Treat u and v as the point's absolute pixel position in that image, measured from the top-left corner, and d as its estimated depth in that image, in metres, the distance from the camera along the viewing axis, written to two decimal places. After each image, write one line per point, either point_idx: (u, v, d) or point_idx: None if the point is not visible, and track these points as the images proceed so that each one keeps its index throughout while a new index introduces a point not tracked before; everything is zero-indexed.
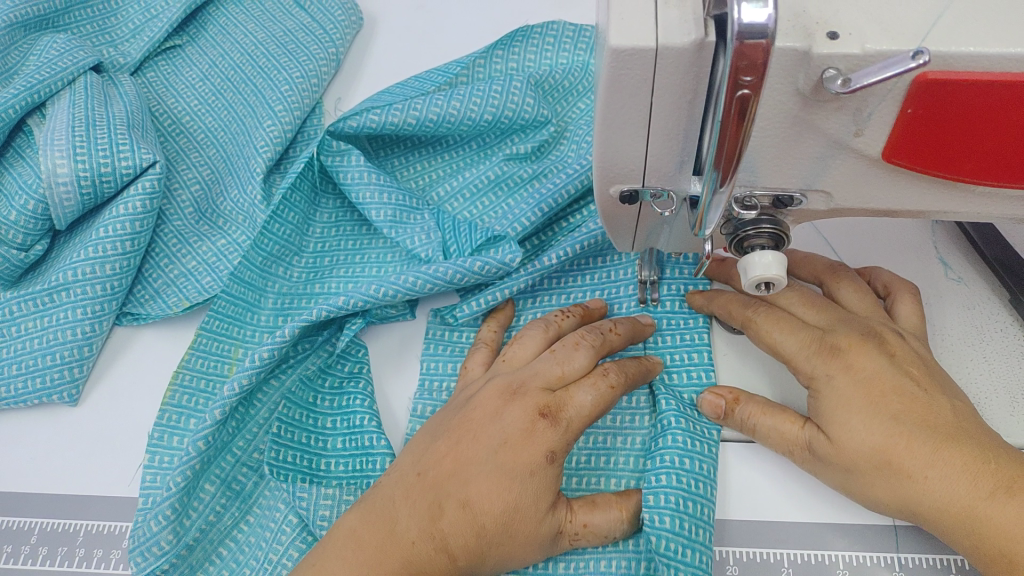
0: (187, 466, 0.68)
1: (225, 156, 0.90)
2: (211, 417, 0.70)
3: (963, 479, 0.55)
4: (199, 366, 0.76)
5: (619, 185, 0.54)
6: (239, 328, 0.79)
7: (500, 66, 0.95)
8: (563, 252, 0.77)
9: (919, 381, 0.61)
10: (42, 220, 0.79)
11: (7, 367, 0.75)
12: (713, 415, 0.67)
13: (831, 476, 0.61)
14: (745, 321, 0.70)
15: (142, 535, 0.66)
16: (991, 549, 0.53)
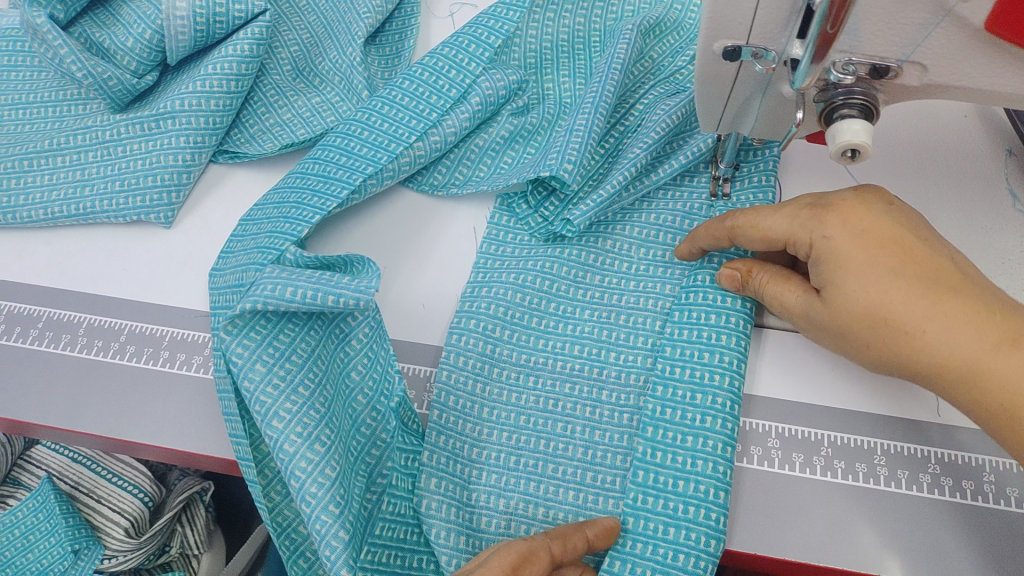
0: (290, 397, 0.66)
1: (325, 22, 0.93)
2: (286, 372, 0.67)
3: (968, 330, 0.56)
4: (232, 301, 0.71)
5: (724, 42, 0.57)
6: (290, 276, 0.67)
7: (518, 56, 0.90)
8: (661, 121, 0.81)
9: (918, 234, 0.62)
10: (156, 52, 0.84)
11: (112, 184, 0.81)
12: (732, 288, 0.69)
13: (822, 338, 0.65)
14: (728, 229, 0.67)
15: (279, 428, 0.65)
16: (993, 407, 0.56)
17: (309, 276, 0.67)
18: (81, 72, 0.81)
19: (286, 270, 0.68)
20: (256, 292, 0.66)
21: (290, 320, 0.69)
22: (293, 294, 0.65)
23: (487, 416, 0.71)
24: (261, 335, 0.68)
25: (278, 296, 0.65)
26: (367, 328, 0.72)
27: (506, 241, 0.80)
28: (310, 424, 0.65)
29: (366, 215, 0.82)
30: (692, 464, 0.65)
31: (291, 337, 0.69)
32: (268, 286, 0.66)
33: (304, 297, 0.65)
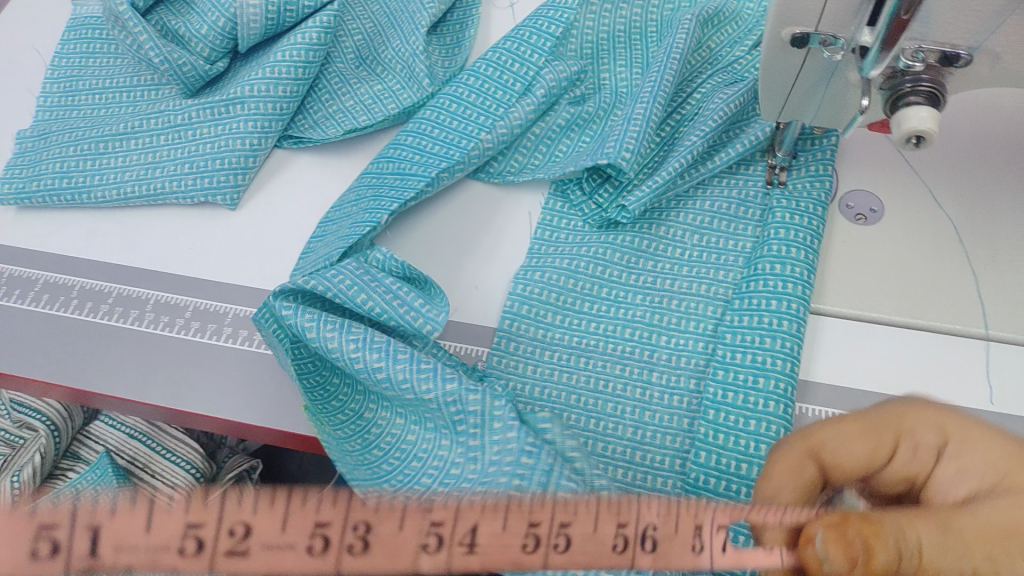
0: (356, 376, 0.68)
1: (388, 12, 0.94)
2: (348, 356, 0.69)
3: None
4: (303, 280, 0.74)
5: (793, 28, 0.58)
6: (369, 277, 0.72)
7: (574, 45, 0.90)
8: (719, 110, 0.82)
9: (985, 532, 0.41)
10: (228, 39, 0.87)
11: (182, 166, 0.84)
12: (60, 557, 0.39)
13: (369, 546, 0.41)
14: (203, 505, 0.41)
15: None
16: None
17: (383, 288, 0.71)
18: (158, 58, 0.84)
19: (362, 267, 0.72)
20: (329, 279, 0.71)
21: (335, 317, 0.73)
22: (362, 302, 0.70)
23: (543, 397, 0.72)
24: (314, 318, 0.71)
25: (350, 295, 0.70)
26: (396, 346, 0.75)
27: (561, 227, 0.82)
28: (368, 386, 0.67)
29: (430, 209, 0.84)
30: (755, 448, 0.67)
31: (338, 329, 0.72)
32: (342, 278, 0.71)
33: (371, 309, 0.70)
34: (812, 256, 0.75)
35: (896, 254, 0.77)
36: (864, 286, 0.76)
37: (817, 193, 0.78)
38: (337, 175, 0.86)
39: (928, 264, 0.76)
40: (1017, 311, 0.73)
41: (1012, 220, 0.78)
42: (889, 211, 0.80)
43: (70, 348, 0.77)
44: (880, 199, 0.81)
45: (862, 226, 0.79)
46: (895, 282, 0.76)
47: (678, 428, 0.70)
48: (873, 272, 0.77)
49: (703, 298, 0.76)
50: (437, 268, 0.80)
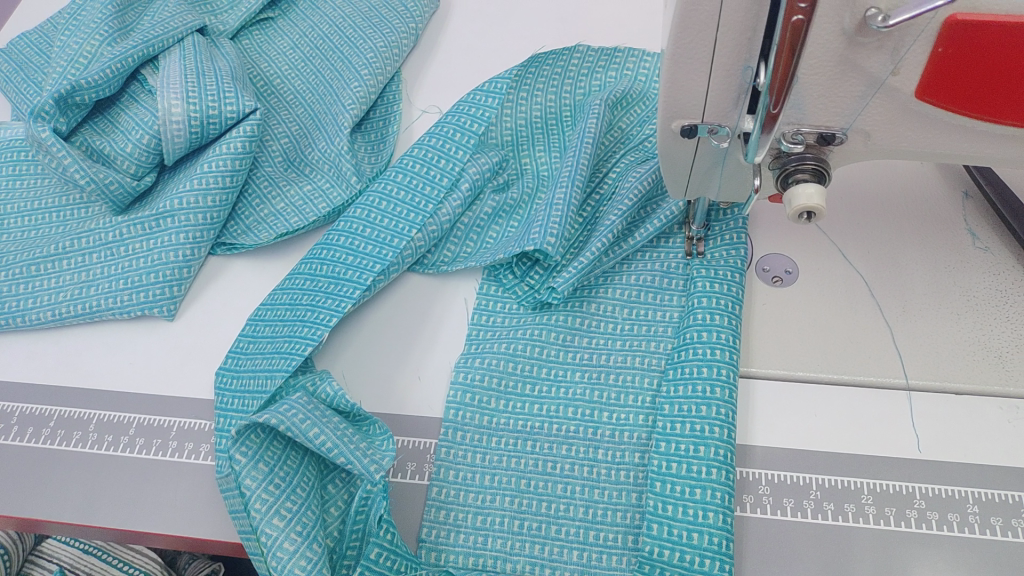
0: (294, 518, 0.68)
1: (313, 114, 0.98)
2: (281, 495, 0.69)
3: None
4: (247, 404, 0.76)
5: (682, 120, 0.62)
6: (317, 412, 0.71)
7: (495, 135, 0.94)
8: (634, 188, 0.86)
9: None
10: (153, 154, 0.89)
11: (116, 283, 0.85)
12: None
13: None
14: None
15: (275, 539, 0.67)
16: None
17: (332, 423, 0.72)
18: (84, 179, 0.86)
19: (312, 400, 0.72)
20: (282, 412, 0.70)
21: (288, 461, 0.71)
22: (314, 437, 0.70)
23: (487, 482, 0.74)
24: (266, 469, 0.70)
25: (302, 430, 0.70)
26: (344, 474, 0.74)
27: (497, 312, 0.84)
28: (313, 557, 0.66)
29: (372, 305, 0.85)
30: (703, 516, 0.69)
31: (291, 476, 0.71)
32: (294, 412, 0.70)
33: (322, 445, 0.70)
34: (735, 321, 0.78)
35: (812, 313, 0.81)
36: (787, 344, 0.80)
37: (732, 259, 0.82)
38: (273, 276, 0.88)
39: (843, 319, 0.80)
40: (929, 360, 0.77)
41: (918, 273, 0.83)
42: (804, 273, 0.84)
43: (11, 478, 0.76)
44: (794, 260, 0.85)
45: (778, 287, 0.83)
46: (815, 342, 0.79)
47: (627, 503, 0.72)
48: (795, 334, 0.80)
49: (635, 370, 0.79)
50: (379, 365, 0.81)
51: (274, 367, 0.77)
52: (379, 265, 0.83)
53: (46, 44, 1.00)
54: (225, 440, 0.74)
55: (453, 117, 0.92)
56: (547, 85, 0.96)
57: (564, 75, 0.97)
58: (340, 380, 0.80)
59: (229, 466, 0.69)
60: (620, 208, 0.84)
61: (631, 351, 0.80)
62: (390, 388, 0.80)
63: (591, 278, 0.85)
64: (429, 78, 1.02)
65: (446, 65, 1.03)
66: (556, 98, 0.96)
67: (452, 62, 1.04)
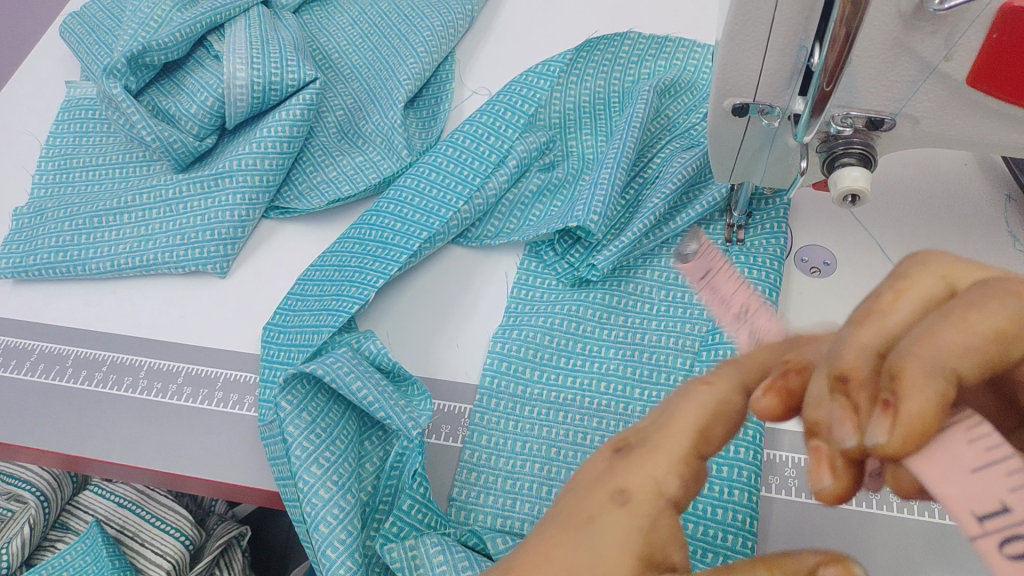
0: (333, 468, 0.70)
1: (368, 89, 1.01)
2: (317, 445, 0.71)
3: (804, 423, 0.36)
4: (292, 356, 0.78)
5: (733, 99, 0.64)
6: (358, 368, 0.73)
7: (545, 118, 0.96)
8: (678, 173, 0.87)
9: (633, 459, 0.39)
10: (215, 117, 0.92)
11: (173, 238, 0.88)
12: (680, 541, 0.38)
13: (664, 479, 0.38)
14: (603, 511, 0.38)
15: (310, 485, 0.69)
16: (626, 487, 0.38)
17: (374, 379, 0.74)
18: (151, 137, 0.90)
19: (357, 356, 0.74)
20: (328, 364, 0.73)
21: (330, 414, 0.74)
22: (357, 390, 0.72)
23: (518, 448, 0.76)
24: (309, 418, 0.72)
25: (346, 382, 0.72)
26: (380, 432, 0.76)
27: (537, 286, 0.86)
28: (346, 508, 0.68)
29: (415, 274, 0.88)
30: (728, 493, 0.70)
31: (332, 428, 0.73)
32: (340, 364, 0.73)
33: (363, 399, 0.72)
34: (771, 309, 0.79)
35: (850, 304, 0.82)
36: (823, 334, 0.81)
37: (772, 248, 0.83)
38: (322, 242, 0.90)
39: None
40: None
41: None
42: (844, 266, 0.85)
43: (65, 414, 0.80)
44: (833, 252, 0.85)
45: (817, 279, 0.84)
46: (850, 332, 0.80)
47: None
48: (832, 324, 0.81)
49: (669, 349, 0.80)
50: (419, 331, 0.84)
51: (321, 323, 0.79)
52: (424, 232, 0.85)
53: (117, 7, 1.04)
54: (271, 391, 0.77)
55: (504, 96, 0.94)
56: (596, 71, 0.98)
57: (615, 61, 0.99)
58: (383, 340, 0.83)
59: (274, 413, 0.72)
60: (664, 193, 0.86)
61: (668, 331, 0.81)
62: (429, 352, 0.82)
63: (632, 259, 0.86)
64: (481, 59, 1.05)
65: (499, 48, 1.06)
66: (607, 83, 0.98)
67: (505, 45, 1.06)
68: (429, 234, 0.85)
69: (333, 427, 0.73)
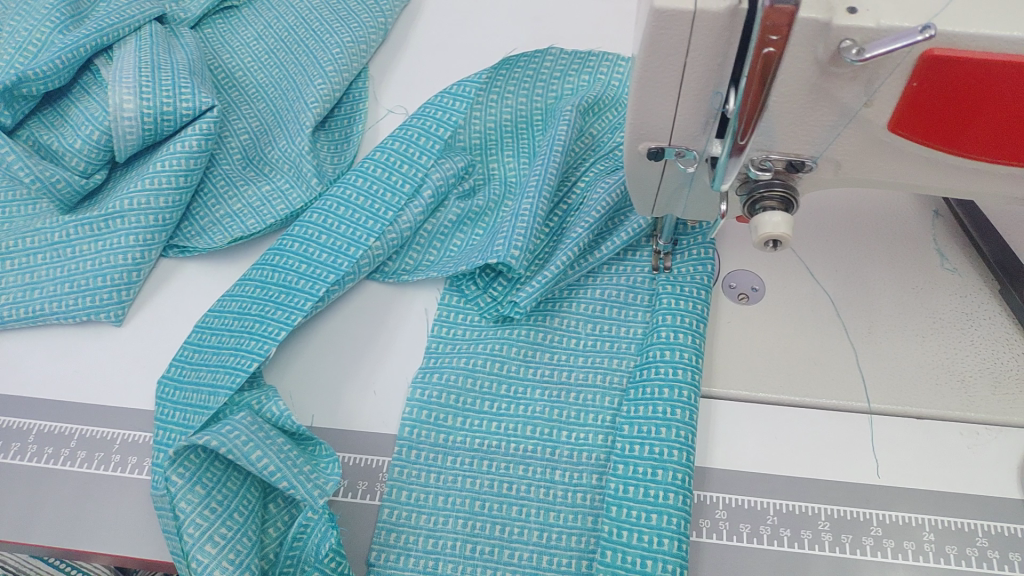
0: (231, 544, 0.66)
1: (274, 110, 0.95)
2: (210, 519, 0.66)
3: None
4: (185, 419, 0.73)
5: (648, 143, 0.60)
6: (258, 435, 0.69)
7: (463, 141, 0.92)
8: (602, 199, 0.84)
9: None
10: (104, 151, 0.85)
11: (60, 286, 0.81)
12: None
13: None
14: None
15: (203, 563, 0.64)
16: None
17: (276, 445, 0.69)
18: (28, 178, 0.83)
19: (255, 422, 0.70)
20: (224, 433, 0.67)
21: (229, 483, 0.69)
22: (256, 460, 0.67)
23: (441, 502, 0.72)
24: (203, 492, 0.67)
25: (244, 452, 0.67)
26: (284, 494, 0.72)
27: (461, 324, 0.82)
28: None
29: (326, 315, 0.83)
30: (658, 542, 0.67)
31: (230, 499, 0.69)
32: (237, 433, 0.68)
33: (263, 469, 0.67)
34: (699, 341, 0.76)
35: (778, 330, 0.80)
36: (752, 364, 0.78)
37: (699, 276, 0.80)
38: (225, 281, 0.85)
39: (808, 339, 0.79)
40: (893, 386, 0.76)
41: (886, 294, 0.82)
42: (771, 290, 0.83)
43: None
44: (761, 277, 0.83)
45: (744, 305, 0.82)
46: (779, 360, 0.78)
47: (584, 526, 0.71)
48: (761, 352, 0.79)
49: (596, 388, 0.77)
50: (331, 377, 0.79)
51: (218, 383, 0.74)
52: (333, 275, 0.80)
53: None
54: (164, 455, 0.71)
55: (419, 119, 0.89)
56: (514, 89, 0.94)
57: (536, 78, 0.95)
58: (286, 400, 0.77)
59: (165, 488, 0.67)
60: (587, 221, 0.82)
61: (595, 367, 0.78)
62: (339, 400, 0.78)
63: (557, 291, 0.83)
64: (396, 76, 0.99)
65: (415, 63, 1.01)
66: (528, 102, 0.94)
67: (420, 60, 1.01)
68: (338, 275, 0.80)
69: (229, 497, 0.69)
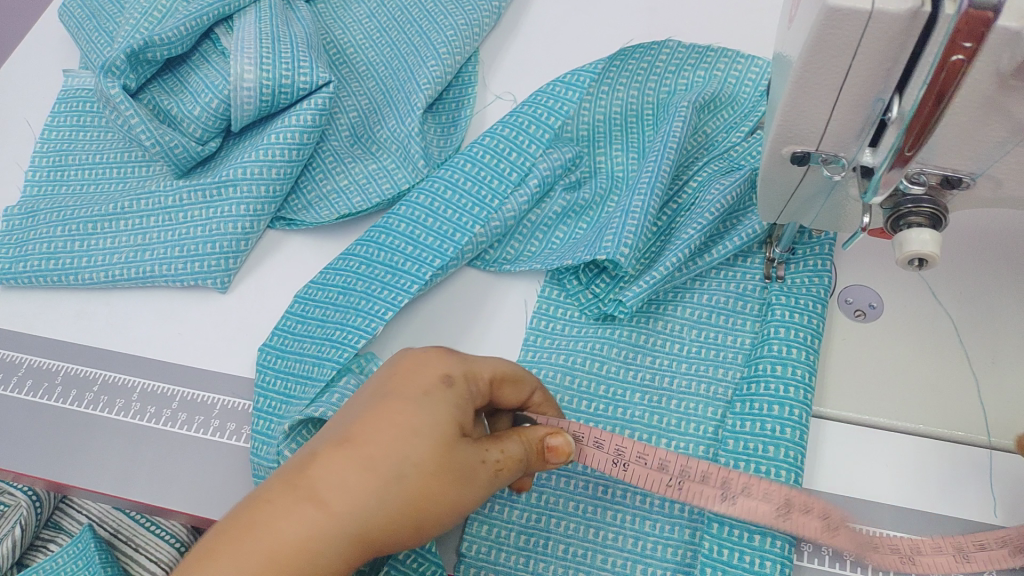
0: None
1: (384, 89, 0.94)
2: None
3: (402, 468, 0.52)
4: (287, 388, 0.74)
5: (792, 146, 0.57)
6: None
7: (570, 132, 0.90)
8: (719, 200, 0.81)
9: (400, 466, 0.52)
10: (220, 120, 0.86)
11: (172, 249, 0.83)
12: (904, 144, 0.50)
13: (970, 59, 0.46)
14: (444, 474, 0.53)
15: None
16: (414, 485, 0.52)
17: None
18: (149, 141, 0.84)
19: (362, 389, 0.72)
20: (335, 405, 0.70)
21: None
22: None
23: (535, 499, 0.72)
24: None
25: None
26: None
27: (562, 318, 0.80)
28: None
29: (426, 299, 0.82)
30: (759, 565, 0.66)
31: None
32: (346, 403, 0.70)
33: None
34: (813, 358, 0.73)
35: (898, 352, 0.76)
36: (865, 386, 0.75)
37: (814, 288, 0.76)
38: (327, 257, 0.85)
39: (926, 364, 0.75)
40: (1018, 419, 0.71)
41: (1014, 319, 0.76)
42: (889, 309, 0.78)
43: (55, 440, 0.76)
44: (880, 294, 0.79)
45: (859, 322, 0.78)
46: (896, 383, 0.74)
47: (681, 539, 0.69)
48: (875, 373, 0.75)
49: (699, 398, 0.75)
50: None
51: (324, 355, 0.75)
52: (437, 259, 0.80)
53: None
54: (267, 424, 0.72)
55: (532, 107, 0.88)
56: (626, 82, 0.91)
57: (651, 70, 0.92)
58: None
59: (276, 461, 0.69)
60: (701, 223, 0.79)
61: (697, 376, 0.76)
62: None
63: (667, 294, 0.81)
64: (506, 61, 0.98)
65: (526, 49, 0.99)
66: (643, 96, 0.91)
67: (531, 47, 0.99)
68: (443, 261, 0.79)
69: None
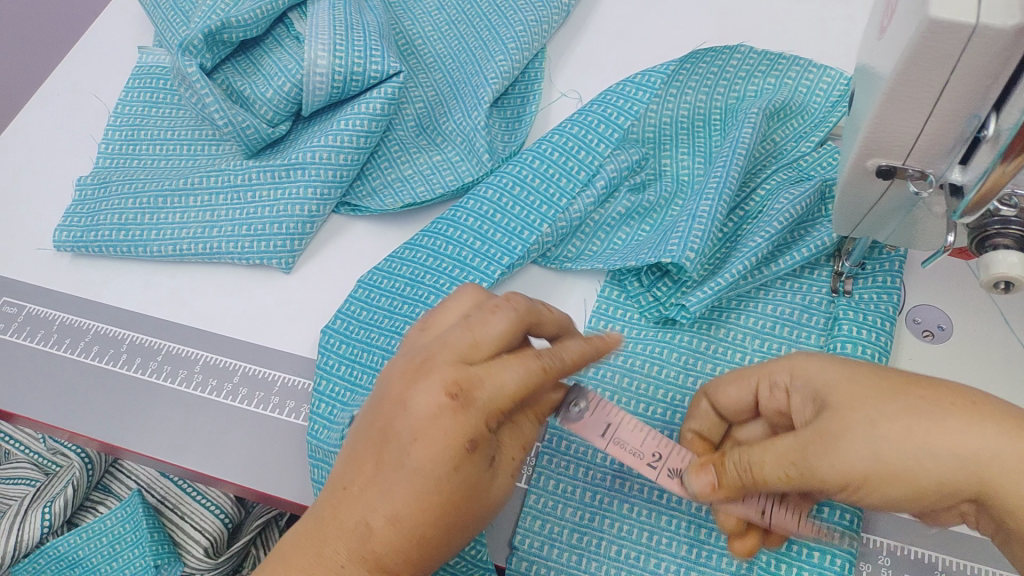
0: None
1: (451, 81, 0.94)
2: None
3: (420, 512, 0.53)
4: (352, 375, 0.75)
5: (878, 159, 0.56)
6: None
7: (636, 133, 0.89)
8: (788, 210, 0.79)
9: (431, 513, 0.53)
10: (291, 104, 0.87)
11: (239, 228, 0.83)
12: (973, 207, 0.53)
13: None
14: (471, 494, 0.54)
15: None
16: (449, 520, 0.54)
17: None
18: (222, 121, 0.85)
19: None
20: None
21: None
22: None
23: (590, 499, 0.72)
24: None
25: None
26: None
27: (622, 321, 0.80)
28: None
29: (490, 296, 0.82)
30: None
31: None
32: None
33: None
34: None
35: (970, 375, 0.74)
36: None
37: (883, 306, 0.75)
38: (392, 245, 0.85)
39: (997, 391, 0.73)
40: None
41: None
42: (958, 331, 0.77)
43: (117, 407, 0.77)
44: (949, 316, 0.78)
45: (928, 342, 0.77)
46: None
47: None
48: None
49: None
50: None
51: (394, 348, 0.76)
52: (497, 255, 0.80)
53: None
54: (328, 408, 0.73)
55: (600, 107, 0.87)
56: (695, 85, 0.90)
57: (721, 75, 0.91)
58: None
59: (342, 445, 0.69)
60: (768, 232, 0.78)
61: None
62: None
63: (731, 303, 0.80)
64: (572, 60, 0.98)
65: (593, 49, 0.98)
66: (711, 101, 0.90)
67: (598, 47, 0.98)
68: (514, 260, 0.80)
69: None
